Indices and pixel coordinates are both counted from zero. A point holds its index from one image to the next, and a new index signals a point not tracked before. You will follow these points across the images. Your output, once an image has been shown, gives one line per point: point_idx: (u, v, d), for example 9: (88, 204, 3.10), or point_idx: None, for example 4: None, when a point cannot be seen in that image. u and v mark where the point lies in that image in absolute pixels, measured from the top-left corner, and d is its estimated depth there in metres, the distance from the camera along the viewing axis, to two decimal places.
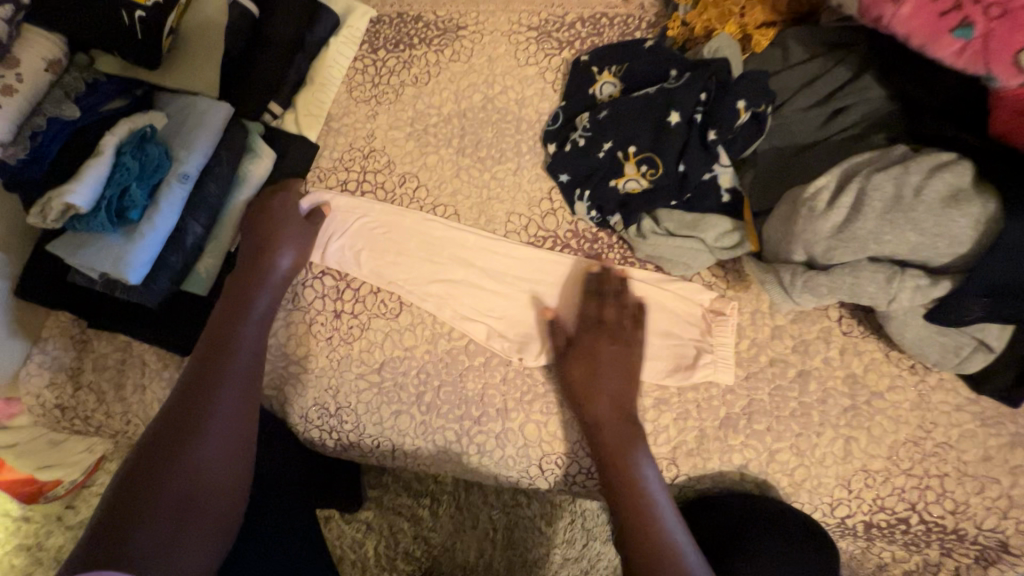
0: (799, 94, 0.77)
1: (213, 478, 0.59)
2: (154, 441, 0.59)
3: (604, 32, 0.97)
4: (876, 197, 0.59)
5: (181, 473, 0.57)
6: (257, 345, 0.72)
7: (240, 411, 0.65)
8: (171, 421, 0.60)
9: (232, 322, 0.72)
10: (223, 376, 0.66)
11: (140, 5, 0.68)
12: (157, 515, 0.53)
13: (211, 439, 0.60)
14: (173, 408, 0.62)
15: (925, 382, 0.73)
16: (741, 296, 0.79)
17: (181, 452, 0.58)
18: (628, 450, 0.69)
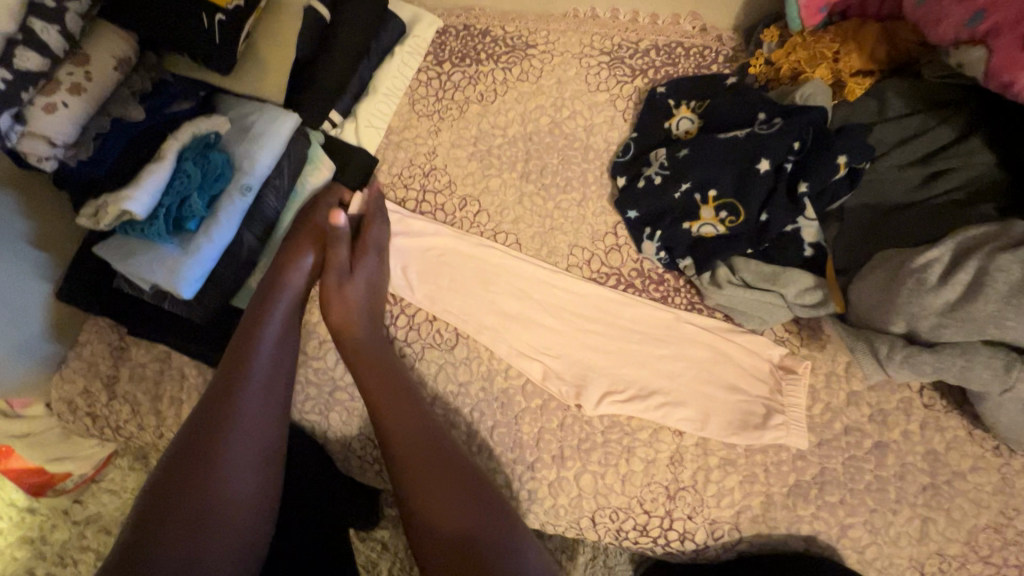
0: (896, 151, 0.73)
1: (236, 506, 0.52)
2: (174, 461, 0.53)
3: (679, 63, 0.93)
4: (1000, 279, 0.54)
5: (200, 503, 0.51)
6: (284, 350, 0.65)
7: (266, 428, 0.58)
8: (190, 438, 0.54)
9: (257, 322, 0.65)
10: (245, 386, 0.59)
11: (221, 9, 0.66)
12: (167, 537, 0.48)
13: (230, 464, 0.53)
14: (195, 421, 0.56)
15: (1011, 465, 0.69)
16: (816, 356, 0.75)
17: (200, 464, 0.53)
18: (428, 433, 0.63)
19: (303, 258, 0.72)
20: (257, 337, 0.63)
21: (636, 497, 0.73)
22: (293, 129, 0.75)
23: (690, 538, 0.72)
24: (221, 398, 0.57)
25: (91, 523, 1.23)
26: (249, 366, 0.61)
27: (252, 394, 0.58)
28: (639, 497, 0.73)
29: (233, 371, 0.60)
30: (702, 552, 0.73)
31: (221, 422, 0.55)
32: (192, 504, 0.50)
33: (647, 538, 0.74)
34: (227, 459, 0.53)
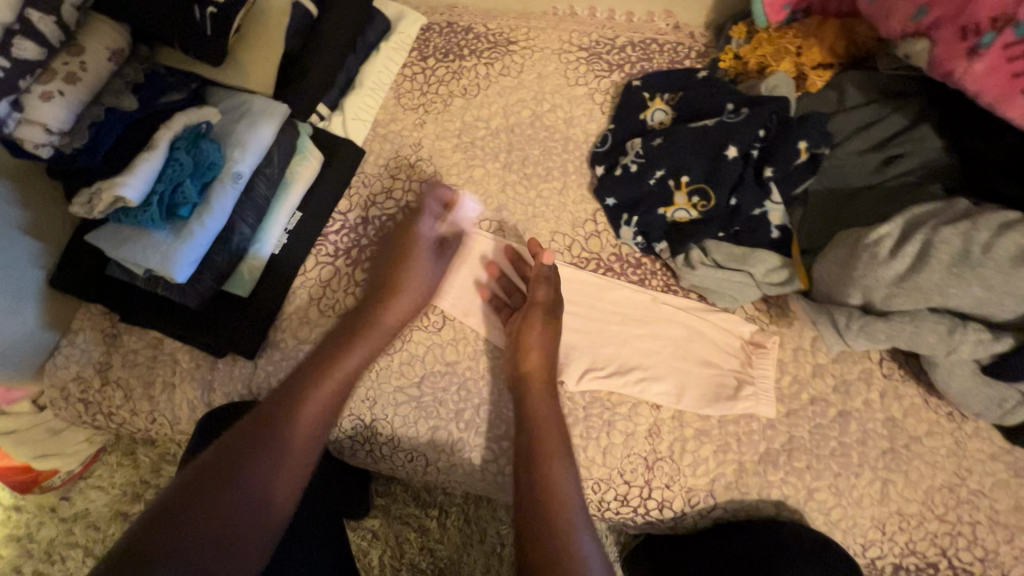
0: (854, 138, 0.78)
1: (265, 512, 0.57)
2: (222, 455, 0.58)
3: (654, 58, 0.98)
4: (943, 251, 0.59)
5: (237, 500, 0.55)
6: (343, 386, 0.70)
7: (307, 452, 0.63)
8: (244, 441, 0.60)
9: (322, 354, 0.71)
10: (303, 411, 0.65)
11: (212, 2, 0.68)
12: (202, 518, 0.53)
13: (274, 467, 0.59)
14: (248, 428, 0.62)
15: (962, 429, 0.75)
16: (784, 331, 0.80)
17: (249, 461, 0.58)
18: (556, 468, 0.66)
19: (387, 306, 0.77)
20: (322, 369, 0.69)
21: (617, 468, 0.76)
22: (283, 118, 0.78)
23: (668, 506, 0.76)
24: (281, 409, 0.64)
25: (78, 519, 1.22)
26: (311, 395, 0.67)
27: (305, 422, 0.64)
28: (620, 468, 0.76)
29: (294, 395, 0.66)
30: (679, 520, 0.77)
31: (276, 430, 0.62)
32: (226, 499, 0.55)
33: (628, 507, 0.77)
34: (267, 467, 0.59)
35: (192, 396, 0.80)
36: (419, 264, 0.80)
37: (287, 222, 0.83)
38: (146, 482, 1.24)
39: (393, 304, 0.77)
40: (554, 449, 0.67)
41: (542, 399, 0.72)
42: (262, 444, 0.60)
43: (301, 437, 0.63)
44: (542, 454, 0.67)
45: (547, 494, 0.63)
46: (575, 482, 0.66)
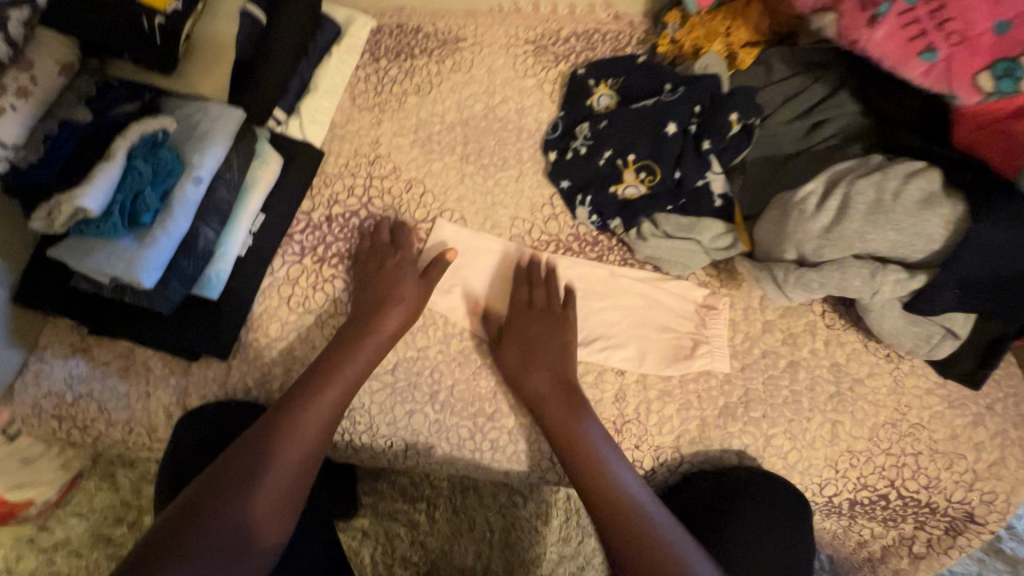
0: (782, 108, 0.84)
1: (266, 518, 0.63)
2: (221, 469, 0.65)
3: (597, 47, 1.02)
4: (860, 201, 0.66)
5: (237, 511, 0.62)
6: (337, 408, 0.74)
7: (298, 470, 0.68)
8: (240, 455, 0.66)
9: (310, 374, 0.75)
10: (295, 427, 0.70)
11: (161, 12, 0.73)
12: (217, 516, 0.60)
13: (274, 472, 0.66)
14: (242, 445, 0.68)
15: (900, 368, 0.81)
16: (733, 293, 0.85)
17: (256, 466, 0.65)
18: (594, 445, 0.72)
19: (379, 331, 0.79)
20: (316, 392, 0.73)
21: None
22: (238, 123, 0.79)
23: (639, 466, 0.80)
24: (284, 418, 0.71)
25: (61, 547, 1.21)
26: (301, 411, 0.72)
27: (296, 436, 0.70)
28: None
29: (284, 412, 0.71)
30: (651, 478, 0.82)
31: (278, 437, 0.69)
32: (233, 507, 0.62)
33: None
34: (267, 478, 0.65)
35: (169, 401, 0.81)
36: (405, 300, 0.81)
37: (251, 224, 0.84)
38: (128, 504, 1.22)
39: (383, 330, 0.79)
40: (580, 424, 0.74)
41: (551, 371, 0.79)
42: (264, 451, 0.67)
43: (293, 451, 0.69)
44: (571, 420, 0.74)
45: (596, 473, 0.69)
46: (613, 450, 0.73)
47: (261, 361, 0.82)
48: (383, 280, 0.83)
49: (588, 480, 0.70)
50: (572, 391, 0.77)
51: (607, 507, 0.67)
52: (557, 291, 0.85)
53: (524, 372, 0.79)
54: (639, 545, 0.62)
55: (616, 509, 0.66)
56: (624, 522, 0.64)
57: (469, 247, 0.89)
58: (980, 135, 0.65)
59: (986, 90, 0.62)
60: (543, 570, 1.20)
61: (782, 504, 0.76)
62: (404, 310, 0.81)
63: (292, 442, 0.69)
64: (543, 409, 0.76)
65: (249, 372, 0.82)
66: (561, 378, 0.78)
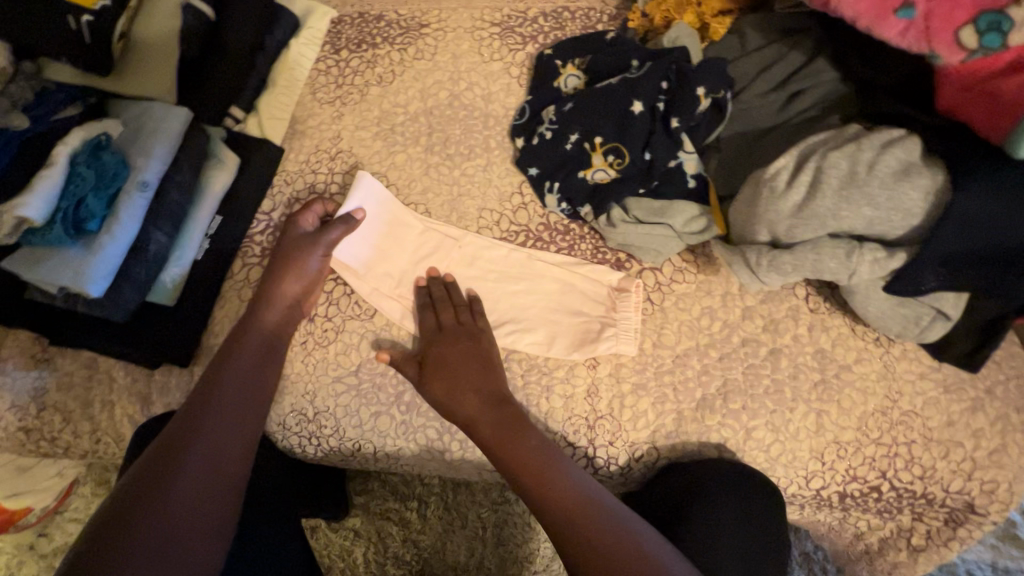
0: (757, 80, 0.80)
1: (214, 497, 0.57)
2: (143, 469, 0.56)
3: (566, 26, 0.96)
4: (832, 174, 0.62)
5: (177, 501, 0.55)
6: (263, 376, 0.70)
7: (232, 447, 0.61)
8: (160, 456, 0.58)
9: (223, 358, 0.69)
10: (217, 400, 0.64)
11: (88, 10, 0.74)
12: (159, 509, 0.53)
13: (207, 452, 0.59)
14: (159, 448, 0.58)
15: (890, 352, 0.76)
16: (712, 279, 0.81)
17: (182, 455, 0.58)
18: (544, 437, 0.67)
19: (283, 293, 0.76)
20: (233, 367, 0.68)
21: (560, 433, 0.77)
22: (185, 123, 0.79)
23: (614, 463, 0.77)
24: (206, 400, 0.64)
25: (58, 556, 1.19)
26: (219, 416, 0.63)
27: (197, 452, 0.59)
28: (563, 432, 0.77)
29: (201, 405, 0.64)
30: (627, 474, 0.78)
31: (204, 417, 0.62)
32: (171, 496, 0.54)
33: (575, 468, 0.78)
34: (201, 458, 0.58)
35: (133, 410, 0.80)
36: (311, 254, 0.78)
37: (209, 227, 0.83)
38: None
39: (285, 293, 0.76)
40: (511, 412, 0.69)
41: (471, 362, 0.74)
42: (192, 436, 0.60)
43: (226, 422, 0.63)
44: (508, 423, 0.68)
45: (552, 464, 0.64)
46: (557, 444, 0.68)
47: None
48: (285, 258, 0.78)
49: (533, 477, 0.63)
50: (506, 402, 0.71)
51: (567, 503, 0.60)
52: (461, 298, 0.81)
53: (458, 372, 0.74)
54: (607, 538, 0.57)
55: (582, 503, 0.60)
56: (580, 517, 0.59)
57: (375, 226, 0.86)
58: (962, 99, 0.59)
59: (970, 47, 0.56)
60: (537, 567, 1.14)
61: (759, 494, 0.74)
62: (303, 279, 0.78)
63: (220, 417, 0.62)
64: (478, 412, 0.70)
65: None
66: (486, 378, 0.73)
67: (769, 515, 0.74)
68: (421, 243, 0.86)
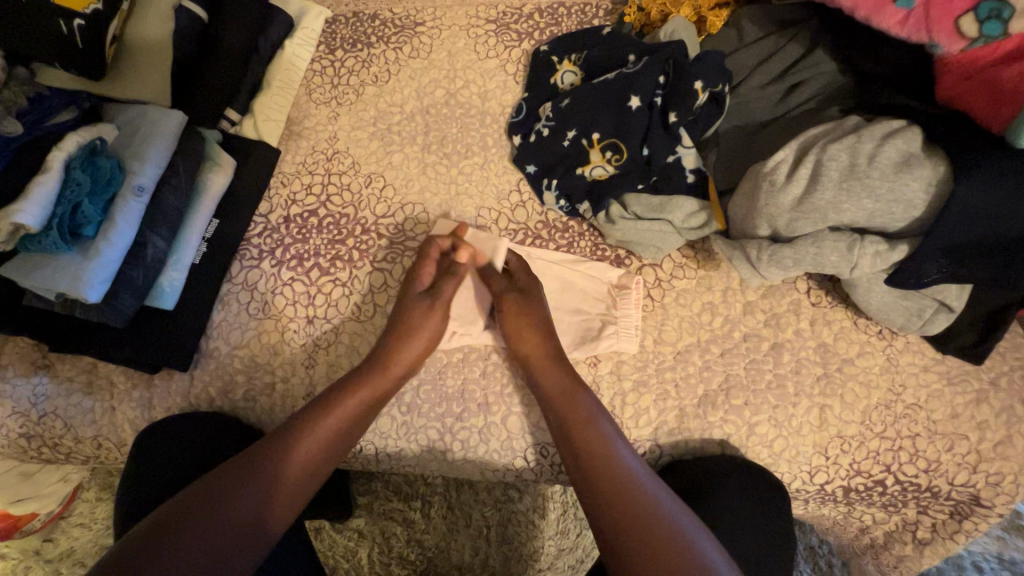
0: (754, 73, 0.79)
1: (254, 533, 0.62)
2: (212, 485, 0.63)
3: (562, 22, 0.95)
4: (832, 167, 0.61)
5: (224, 526, 0.60)
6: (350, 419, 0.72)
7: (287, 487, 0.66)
8: (238, 471, 0.64)
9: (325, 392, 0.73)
10: (299, 439, 0.68)
11: (79, 13, 0.73)
12: (206, 530, 0.59)
13: (265, 487, 0.64)
14: (233, 466, 0.65)
15: (893, 345, 0.76)
16: (712, 274, 0.80)
17: (246, 484, 0.63)
18: (607, 441, 0.68)
19: (398, 334, 0.75)
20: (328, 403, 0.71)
21: None
22: (180, 126, 0.79)
23: None
24: (291, 434, 0.69)
25: (65, 561, 1.19)
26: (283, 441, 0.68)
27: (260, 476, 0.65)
28: None
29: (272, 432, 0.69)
30: None
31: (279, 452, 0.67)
32: (222, 519, 0.60)
33: None
34: (258, 493, 0.63)
35: (134, 415, 0.80)
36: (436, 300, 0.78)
37: (205, 230, 0.82)
38: None
39: (405, 337, 0.75)
40: (596, 416, 0.70)
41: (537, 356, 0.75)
42: (261, 468, 0.65)
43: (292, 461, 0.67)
44: (592, 428, 0.69)
45: (612, 472, 0.66)
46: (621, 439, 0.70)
47: (222, 370, 0.80)
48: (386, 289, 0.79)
49: (601, 482, 0.66)
50: (577, 395, 0.71)
51: (618, 509, 0.63)
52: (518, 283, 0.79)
53: (533, 367, 0.74)
54: (650, 551, 0.59)
55: (633, 517, 0.62)
56: (635, 530, 0.61)
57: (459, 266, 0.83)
58: (963, 89, 0.59)
59: (970, 36, 0.56)
60: (542, 565, 1.14)
61: (761, 489, 0.73)
62: (425, 325, 0.77)
63: (289, 457, 0.67)
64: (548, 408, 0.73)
65: (211, 382, 0.80)
66: (565, 374, 0.73)
67: (773, 510, 0.74)
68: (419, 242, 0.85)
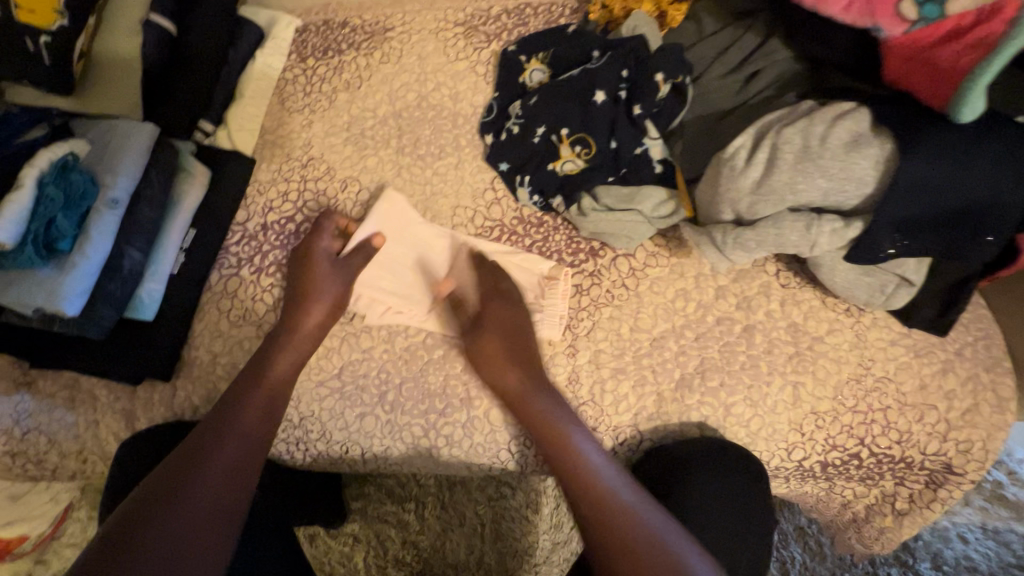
0: (714, 65, 0.82)
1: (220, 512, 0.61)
2: (159, 482, 0.61)
3: (529, 22, 0.96)
4: (787, 149, 0.64)
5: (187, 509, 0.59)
6: (279, 390, 0.74)
7: (240, 462, 0.66)
8: (180, 463, 0.63)
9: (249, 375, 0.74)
10: (233, 421, 0.69)
11: (45, 30, 0.76)
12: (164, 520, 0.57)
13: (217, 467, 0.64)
14: (176, 460, 0.64)
15: (861, 321, 0.78)
16: (684, 261, 0.82)
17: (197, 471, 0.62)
18: (547, 412, 0.73)
19: (302, 311, 0.79)
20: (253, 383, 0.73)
21: None
22: (152, 139, 0.80)
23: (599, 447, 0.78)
24: (227, 418, 0.69)
25: None
26: (227, 430, 0.68)
27: (219, 462, 0.64)
28: None
29: (216, 421, 0.69)
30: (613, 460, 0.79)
31: (220, 435, 0.67)
32: (180, 507, 0.59)
33: None
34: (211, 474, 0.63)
35: (118, 427, 0.81)
36: (326, 271, 0.81)
37: (182, 241, 0.83)
38: None
39: (307, 311, 0.79)
40: (535, 390, 0.75)
41: (516, 349, 0.78)
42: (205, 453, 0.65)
43: (239, 439, 0.68)
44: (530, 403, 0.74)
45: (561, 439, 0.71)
46: (572, 418, 0.73)
47: (204, 379, 0.81)
48: (297, 278, 0.81)
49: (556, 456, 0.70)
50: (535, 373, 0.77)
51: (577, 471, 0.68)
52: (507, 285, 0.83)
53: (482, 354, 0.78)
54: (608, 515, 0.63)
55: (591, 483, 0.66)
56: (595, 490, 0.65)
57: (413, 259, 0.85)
58: (907, 71, 0.61)
59: (910, 18, 0.58)
60: (537, 560, 1.15)
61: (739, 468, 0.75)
62: (334, 293, 0.80)
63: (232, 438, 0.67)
64: (512, 406, 0.76)
65: (194, 390, 0.81)
66: (513, 350, 0.78)
67: (751, 488, 0.76)
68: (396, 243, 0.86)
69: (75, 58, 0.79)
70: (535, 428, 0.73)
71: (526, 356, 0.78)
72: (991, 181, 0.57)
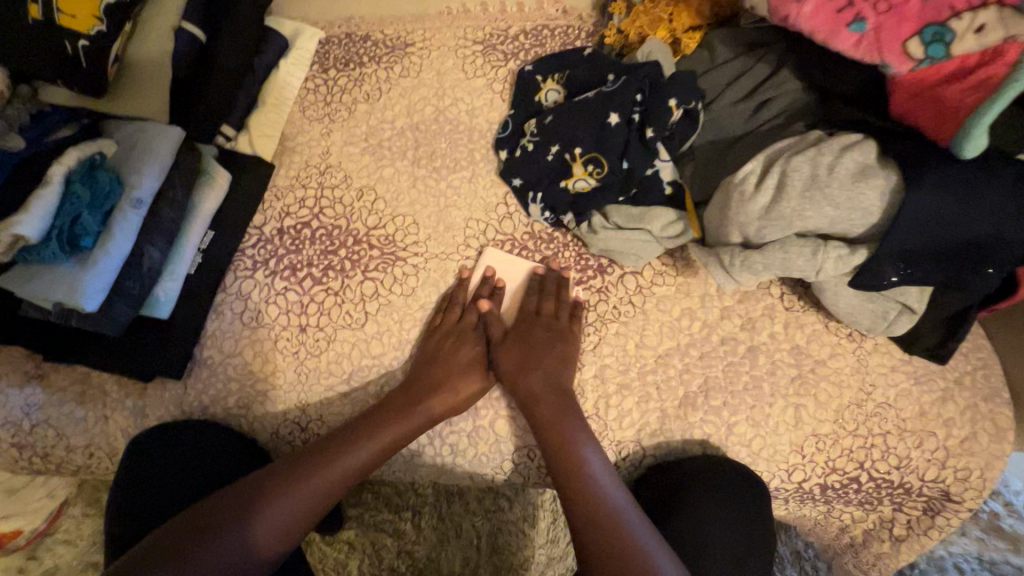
0: (726, 91, 0.84)
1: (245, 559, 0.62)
2: (212, 510, 0.64)
3: (546, 43, 0.99)
4: (796, 178, 0.66)
5: (215, 550, 0.61)
6: (376, 454, 0.73)
7: (296, 513, 0.67)
8: (236, 497, 0.66)
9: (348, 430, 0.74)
10: (308, 475, 0.69)
11: (84, 35, 0.78)
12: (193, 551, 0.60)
13: (265, 514, 0.65)
14: (235, 493, 0.67)
15: (863, 347, 0.79)
16: (690, 281, 0.83)
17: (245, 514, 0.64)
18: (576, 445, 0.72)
19: (426, 398, 0.76)
20: (352, 442, 0.72)
21: None
22: (177, 142, 0.81)
23: None
24: (302, 467, 0.70)
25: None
26: (297, 481, 0.68)
27: (273, 509, 0.66)
28: None
29: (292, 464, 0.70)
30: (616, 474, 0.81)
31: (285, 483, 0.67)
32: (212, 544, 0.61)
33: None
34: (253, 521, 0.64)
35: (127, 423, 0.82)
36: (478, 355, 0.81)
37: (200, 242, 0.85)
38: None
39: (433, 397, 0.76)
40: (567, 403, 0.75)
41: (547, 355, 0.79)
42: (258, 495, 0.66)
43: (306, 491, 0.68)
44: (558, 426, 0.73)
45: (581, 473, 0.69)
46: (590, 440, 0.73)
47: (215, 378, 0.82)
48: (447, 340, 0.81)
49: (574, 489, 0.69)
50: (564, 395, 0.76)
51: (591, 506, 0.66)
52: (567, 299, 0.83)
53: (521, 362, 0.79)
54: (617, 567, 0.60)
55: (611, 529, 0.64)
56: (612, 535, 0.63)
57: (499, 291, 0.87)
58: (914, 106, 0.63)
59: (917, 57, 0.60)
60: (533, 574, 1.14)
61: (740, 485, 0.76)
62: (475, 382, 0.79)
63: (293, 491, 0.67)
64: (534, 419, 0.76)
65: (204, 390, 0.82)
66: (550, 362, 0.78)
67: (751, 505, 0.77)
68: (409, 251, 0.87)
69: (109, 61, 0.82)
70: (554, 444, 0.72)
71: (559, 376, 0.78)
72: (992, 215, 0.59)
